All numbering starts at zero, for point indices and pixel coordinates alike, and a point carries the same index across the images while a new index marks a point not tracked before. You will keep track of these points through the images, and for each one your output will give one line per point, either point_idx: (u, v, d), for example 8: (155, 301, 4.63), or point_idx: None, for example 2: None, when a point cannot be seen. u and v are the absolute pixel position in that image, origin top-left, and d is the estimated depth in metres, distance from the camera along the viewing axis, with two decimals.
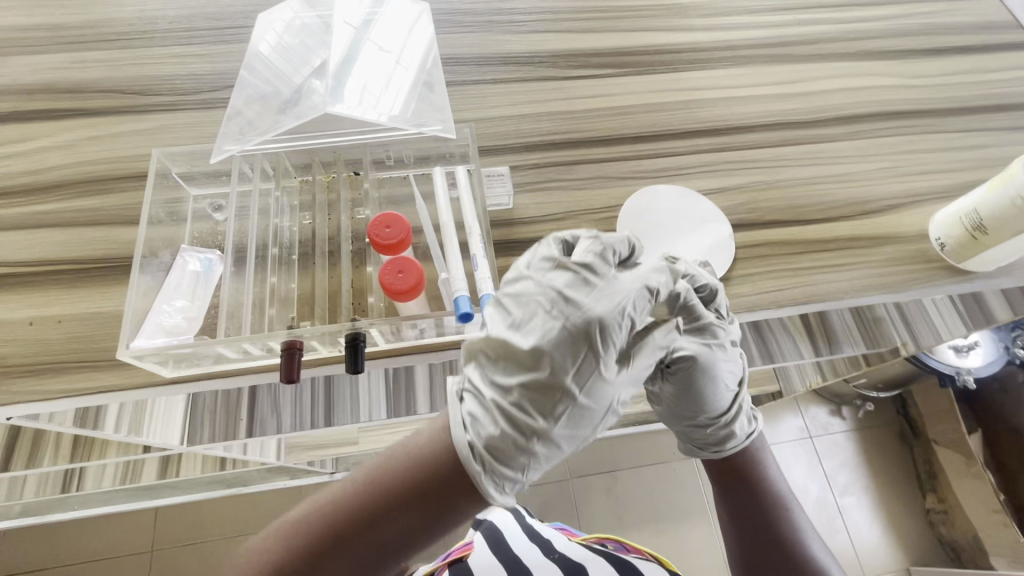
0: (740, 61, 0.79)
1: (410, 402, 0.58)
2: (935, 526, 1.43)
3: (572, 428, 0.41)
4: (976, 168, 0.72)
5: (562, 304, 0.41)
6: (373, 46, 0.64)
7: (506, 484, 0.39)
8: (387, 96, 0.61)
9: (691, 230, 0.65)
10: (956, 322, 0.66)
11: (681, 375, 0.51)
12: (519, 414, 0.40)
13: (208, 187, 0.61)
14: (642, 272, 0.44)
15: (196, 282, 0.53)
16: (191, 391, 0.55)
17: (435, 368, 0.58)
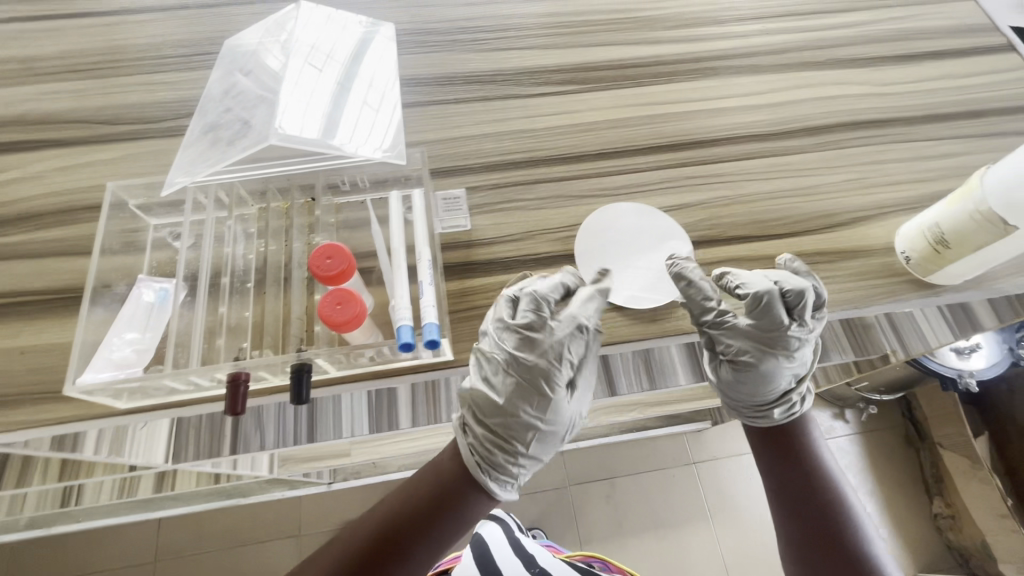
0: (707, 73, 0.79)
1: (392, 419, 0.58)
2: (943, 532, 1.38)
3: (544, 445, 0.55)
4: (946, 177, 0.71)
5: (516, 360, 0.53)
6: (359, 79, 0.66)
7: (506, 484, 0.54)
8: (379, 129, 0.62)
9: (648, 248, 0.65)
10: (944, 331, 0.64)
11: (744, 371, 0.57)
12: (501, 442, 0.53)
13: (166, 217, 0.62)
14: (571, 314, 0.54)
15: (149, 314, 0.54)
16: (175, 415, 0.55)
17: (417, 389, 0.59)
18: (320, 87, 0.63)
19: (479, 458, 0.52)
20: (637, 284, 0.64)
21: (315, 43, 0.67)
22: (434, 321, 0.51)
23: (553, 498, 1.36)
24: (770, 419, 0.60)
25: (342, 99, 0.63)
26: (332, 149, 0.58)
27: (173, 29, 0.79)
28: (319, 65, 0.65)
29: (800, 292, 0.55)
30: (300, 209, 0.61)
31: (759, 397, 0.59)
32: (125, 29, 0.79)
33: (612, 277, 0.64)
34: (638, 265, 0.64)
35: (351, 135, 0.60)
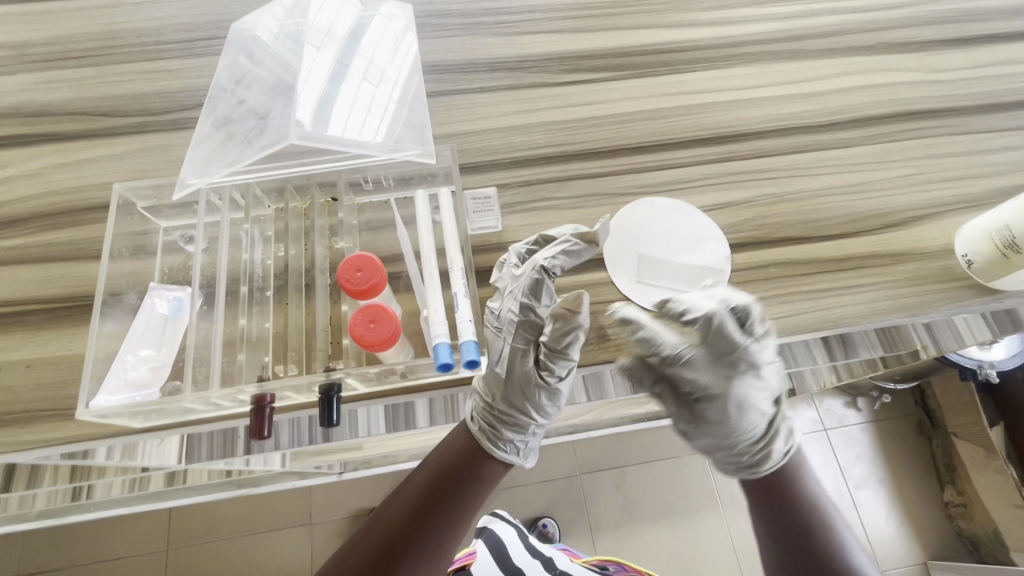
0: (748, 59, 0.73)
1: (409, 417, 0.54)
2: (954, 520, 1.30)
3: (530, 397, 0.51)
4: (1007, 172, 0.66)
5: (496, 311, 0.54)
6: (358, 57, 0.59)
7: (502, 443, 0.52)
8: (375, 115, 0.56)
9: (686, 252, 0.61)
10: (983, 332, 0.61)
11: (707, 403, 0.44)
12: (487, 397, 0.52)
13: (177, 219, 0.58)
14: (535, 261, 0.52)
15: (164, 328, 0.50)
16: (185, 432, 0.52)
17: (436, 401, 0.55)
18: (318, 67, 0.56)
19: (476, 418, 0.52)
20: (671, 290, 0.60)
21: (319, 25, 0.60)
22: (473, 338, 0.48)
23: (565, 488, 1.29)
24: (759, 460, 0.46)
25: (341, 79, 0.57)
26: (355, 149, 0.53)
27: (175, 11, 0.74)
28: (317, 42, 0.58)
29: (745, 310, 0.41)
30: (320, 210, 0.57)
31: (730, 436, 0.45)
32: (123, 12, 0.73)
33: (644, 280, 0.60)
34: (671, 270, 0.61)
35: (346, 124, 0.54)
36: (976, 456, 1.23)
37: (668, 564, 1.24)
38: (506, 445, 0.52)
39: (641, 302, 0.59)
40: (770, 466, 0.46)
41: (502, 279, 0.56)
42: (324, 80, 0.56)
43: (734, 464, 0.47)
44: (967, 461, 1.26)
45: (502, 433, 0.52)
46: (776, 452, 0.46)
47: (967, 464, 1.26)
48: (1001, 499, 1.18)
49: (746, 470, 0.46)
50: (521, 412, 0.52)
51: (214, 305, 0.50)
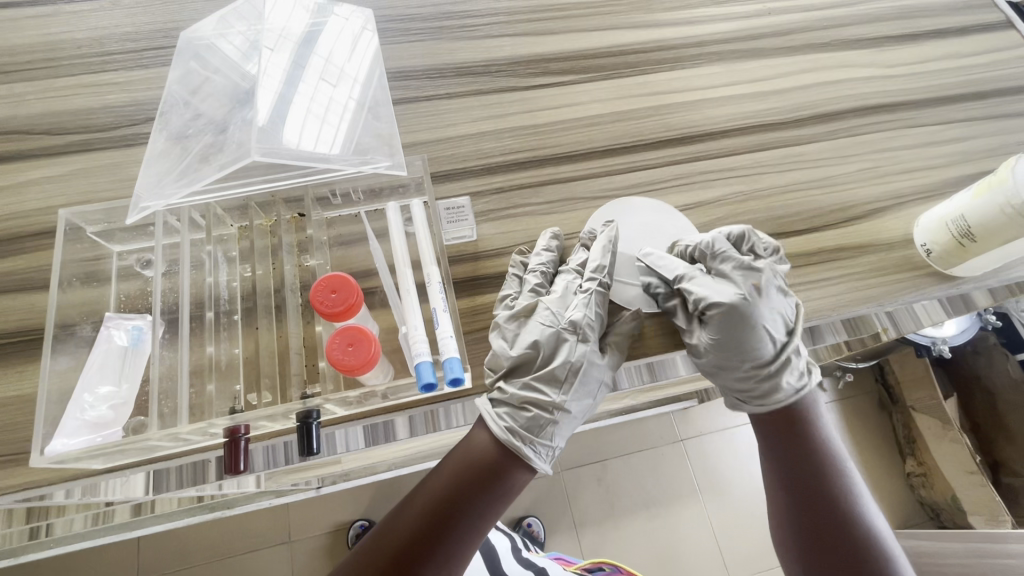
0: (711, 58, 0.74)
1: (388, 431, 0.53)
2: (916, 489, 1.37)
3: (579, 399, 0.52)
4: (958, 163, 0.69)
5: (550, 318, 0.53)
6: (316, 57, 0.57)
7: (545, 451, 0.50)
8: (334, 114, 0.54)
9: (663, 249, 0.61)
10: (940, 316, 0.64)
11: (723, 322, 0.51)
12: (545, 397, 0.50)
13: (133, 242, 0.54)
14: (598, 266, 0.55)
15: (123, 362, 0.47)
16: (151, 467, 0.49)
17: (415, 420, 0.53)
18: (271, 67, 0.53)
19: (520, 424, 0.49)
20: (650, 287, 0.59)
21: (277, 27, 0.57)
22: (456, 355, 0.46)
23: (549, 486, 1.29)
24: (771, 382, 0.53)
25: (296, 78, 0.54)
26: (323, 162, 0.50)
27: (116, 20, 0.69)
28: (271, 42, 0.55)
29: (773, 250, 0.56)
30: (287, 227, 0.55)
31: (740, 363, 0.53)
32: (60, 22, 0.69)
33: (622, 279, 0.59)
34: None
35: (303, 123, 0.51)
36: (936, 429, 1.27)
37: (653, 555, 1.25)
38: (543, 448, 0.50)
39: (620, 302, 0.58)
40: (767, 391, 0.53)
41: (526, 282, 0.57)
42: (279, 80, 0.53)
43: (750, 390, 0.55)
44: (927, 435, 1.30)
45: (552, 433, 0.51)
46: (789, 381, 0.53)
47: (927, 438, 1.30)
48: (954, 465, 1.22)
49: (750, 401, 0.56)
50: (573, 409, 0.52)
51: (178, 333, 0.47)
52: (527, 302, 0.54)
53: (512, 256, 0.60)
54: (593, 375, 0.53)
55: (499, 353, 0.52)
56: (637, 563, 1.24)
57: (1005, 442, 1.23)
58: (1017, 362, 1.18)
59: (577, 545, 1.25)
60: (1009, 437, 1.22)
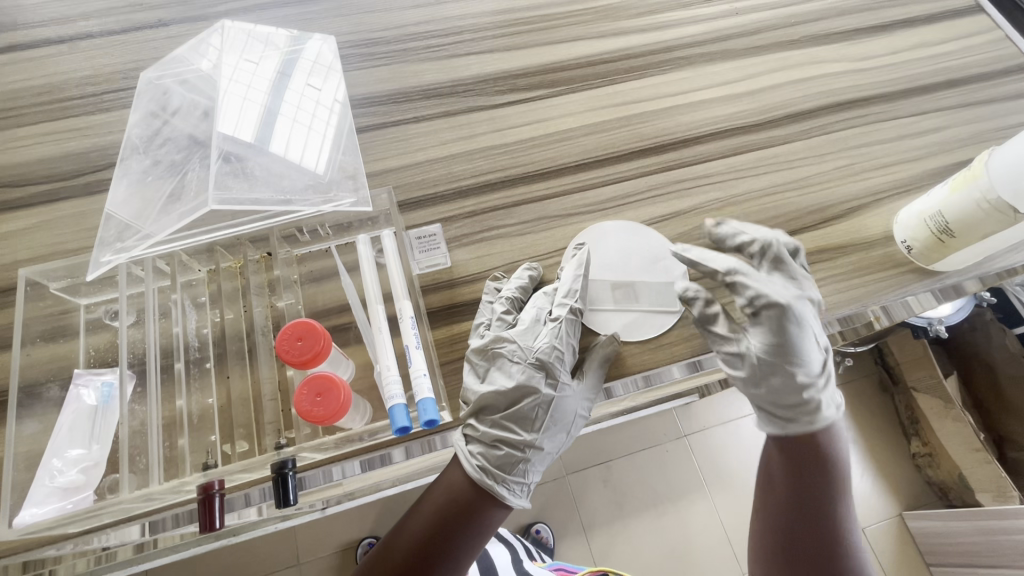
0: (680, 63, 0.74)
1: (385, 457, 0.51)
2: (922, 470, 1.36)
3: (550, 436, 0.53)
4: (934, 154, 0.69)
5: (519, 350, 0.53)
6: (304, 60, 0.61)
7: (516, 487, 0.51)
8: (320, 121, 0.57)
9: (641, 269, 0.60)
10: (931, 304, 0.62)
11: (772, 325, 0.51)
12: (515, 436, 0.51)
13: (98, 295, 0.53)
14: (566, 292, 0.55)
15: (94, 420, 0.46)
16: (146, 520, 0.49)
17: (413, 447, 0.52)
18: (258, 81, 0.56)
19: (486, 462, 0.50)
20: (627, 311, 0.58)
21: (234, 60, 0.56)
22: (430, 395, 0.45)
23: (555, 495, 1.27)
24: (814, 403, 0.52)
25: (282, 89, 0.56)
26: (283, 203, 0.50)
27: (74, 65, 0.69)
28: (256, 57, 0.58)
29: (794, 250, 0.57)
30: (255, 266, 0.54)
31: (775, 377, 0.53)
32: (18, 71, 0.68)
33: (599, 306, 0.58)
34: (625, 289, 0.59)
35: (289, 136, 0.54)
36: (936, 407, 1.26)
37: (663, 556, 1.24)
38: (516, 485, 0.51)
39: (602, 330, 0.57)
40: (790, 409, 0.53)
41: (494, 311, 0.56)
42: (265, 93, 0.55)
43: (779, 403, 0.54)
44: (929, 413, 1.28)
45: (525, 468, 0.51)
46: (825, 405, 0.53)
47: (930, 415, 1.28)
48: (960, 444, 1.21)
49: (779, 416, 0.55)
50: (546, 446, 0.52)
51: (146, 387, 0.46)
52: (495, 334, 0.53)
53: (486, 281, 0.59)
54: (565, 408, 0.53)
55: (469, 390, 0.52)
56: (648, 565, 1.23)
57: (1007, 419, 1.22)
58: (1015, 336, 1.18)
59: (588, 552, 1.24)
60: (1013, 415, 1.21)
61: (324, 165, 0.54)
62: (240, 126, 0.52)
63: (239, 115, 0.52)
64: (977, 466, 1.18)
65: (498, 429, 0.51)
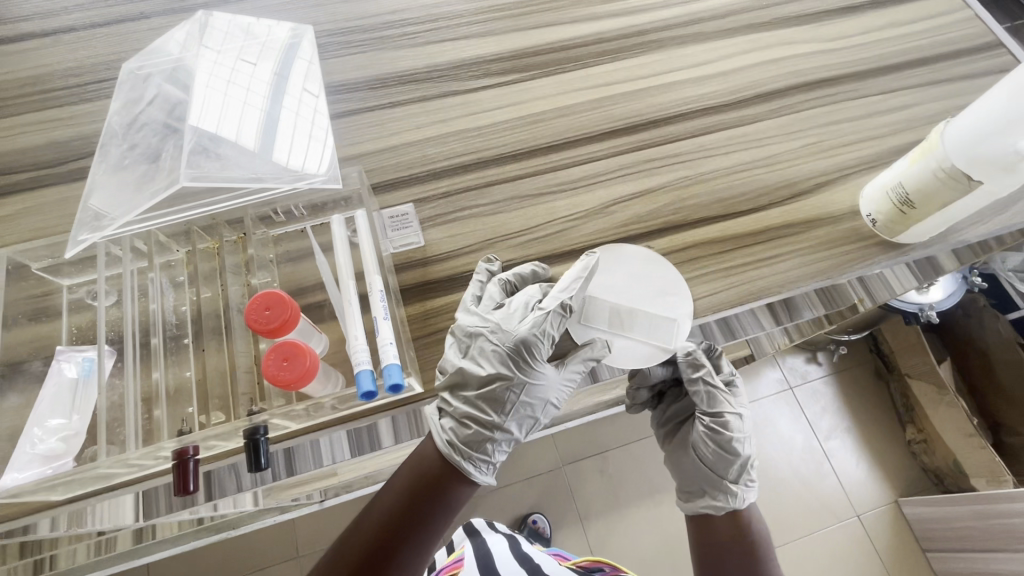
0: (653, 46, 0.75)
1: (373, 440, 0.54)
2: (917, 457, 1.36)
3: (520, 419, 0.54)
4: (903, 130, 0.70)
5: (499, 333, 0.53)
6: (300, 61, 0.62)
7: (483, 466, 0.52)
8: (319, 126, 0.58)
9: (645, 299, 0.57)
10: (908, 281, 0.64)
11: None
12: (485, 416, 0.52)
13: (80, 275, 0.55)
14: (559, 291, 0.54)
15: (74, 394, 0.48)
16: (137, 490, 0.51)
17: (398, 420, 0.55)
18: (235, 69, 0.57)
19: (454, 437, 0.52)
20: (619, 337, 0.56)
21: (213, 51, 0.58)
22: (396, 361, 0.47)
23: (549, 483, 1.29)
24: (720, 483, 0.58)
25: (271, 77, 0.59)
26: (254, 180, 0.51)
27: (58, 57, 0.70)
28: (254, 57, 0.59)
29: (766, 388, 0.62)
30: (232, 247, 0.56)
31: (722, 473, 0.58)
32: (4, 64, 0.69)
33: (594, 324, 0.57)
34: (623, 308, 0.57)
35: (261, 117, 0.55)
36: (929, 393, 1.26)
37: (656, 542, 1.25)
38: (482, 463, 0.52)
39: (588, 326, 0.57)
40: (714, 506, 0.58)
41: (486, 292, 0.57)
42: (264, 96, 0.56)
43: (705, 486, 0.60)
44: (924, 401, 1.28)
45: (493, 449, 0.52)
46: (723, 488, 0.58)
47: (924, 403, 1.28)
48: (954, 430, 1.21)
49: (693, 493, 0.61)
50: (515, 430, 0.53)
51: (124, 363, 0.48)
52: (481, 317, 0.54)
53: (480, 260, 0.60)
54: (538, 392, 0.54)
55: (450, 362, 0.54)
56: (641, 552, 1.24)
57: (1000, 404, 1.24)
58: (1008, 321, 1.20)
59: (582, 538, 1.25)
60: (1005, 397, 1.22)
61: (315, 150, 0.56)
62: (242, 134, 0.53)
63: (239, 122, 0.54)
64: (973, 453, 1.18)
65: (469, 406, 0.53)
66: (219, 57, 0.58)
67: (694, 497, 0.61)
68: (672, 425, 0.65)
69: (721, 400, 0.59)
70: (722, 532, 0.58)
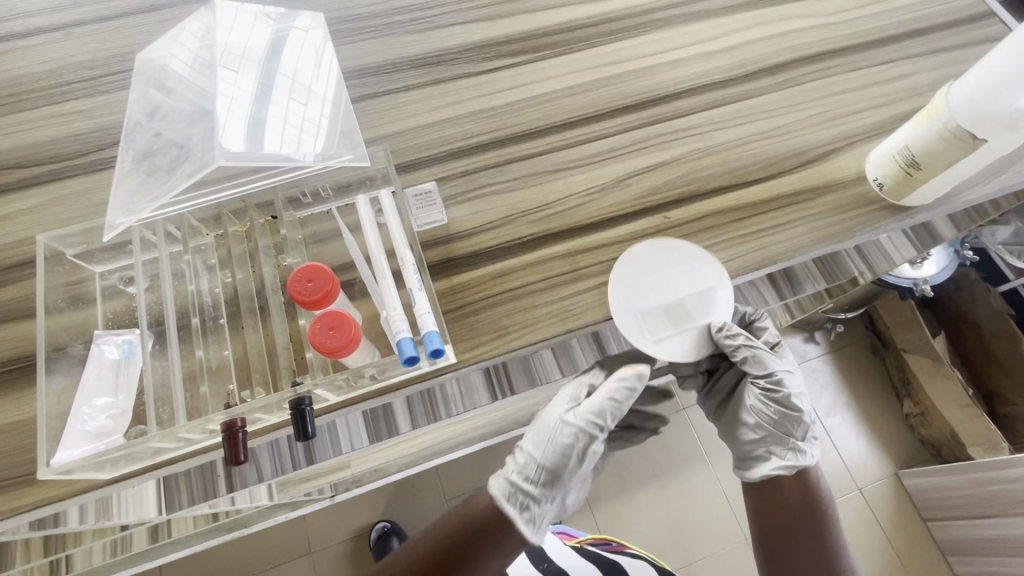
0: (659, 25, 0.76)
1: (390, 425, 0.56)
2: (916, 430, 1.39)
3: (564, 477, 0.59)
4: (903, 99, 0.72)
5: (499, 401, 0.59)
6: (281, 77, 0.58)
7: (537, 522, 0.57)
8: (320, 125, 0.56)
9: (682, 285, 0.58)
10: (906, 248, 0.67)
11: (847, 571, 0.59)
12: (536, 480, 0.58)
13: (112, 262, 0.56)
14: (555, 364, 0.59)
15: (119, 374, 0.49)
16: (161, 475, 0.52)
17: (413, 400, 0.57)
18: (245, 64, 0.57)
19: (511, 498, 0.57)
20: (686, 331, 0.58)
21: (227, 43, 0.57)
22: (434, 328, 0.49)
23: None
24: (785, 439, 0.60)
25: (271, 75, 0.57)
26: (284, 163, 0.52)
27: (71, 50, 0.71)
28: (236, 65, 0.56)
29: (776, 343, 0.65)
30: (261, 230, 0.57)
31: (787, 431, 0.60)
32: (18, 58, 0.70)
33: (661, 332, 0.57)
34: (670, 301, 0.58)
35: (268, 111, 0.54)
36: (924, 364, 1.30)
37: (664, 522, 1.28)
38: (537, 520, 0.57)
39: (654, 332, 0.56)
40: (784, 463, 0.60)
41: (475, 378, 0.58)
42: (248, 104, 0.54)
43: (769, 447, 0.62)
44: (920, 373, 1.31)
45: (545, 511, 0.58)
46: (782, 451, 0.60)
47: (920, 376, 1.31)
48: (951, 402, 1.25)
49: (757, 458, 0.62)
50: (566, 489, 0.59)
51: (167, 342, 0.49)
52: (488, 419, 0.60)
53: (500, 240, 0.62)
54: (574, 448, 0.59)
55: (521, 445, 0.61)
56: (648, 533, 1.27)
57: (996, 374, 1.27)
58: (999, 294, 1.25)
59: (592, 522, 1.27)
60: (998, 368, 1.26)
61: (318, 146, 0.55)
62: (226, 132, 0.51)
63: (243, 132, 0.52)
64: (969, 422, 1.21)
65: (521, 472, 0.59)
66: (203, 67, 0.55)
67: (758, 461, 0.62)
68: (721, 397, 0.67)
69: (768, 362, 0.61)
70: (790, 496, 0.59)
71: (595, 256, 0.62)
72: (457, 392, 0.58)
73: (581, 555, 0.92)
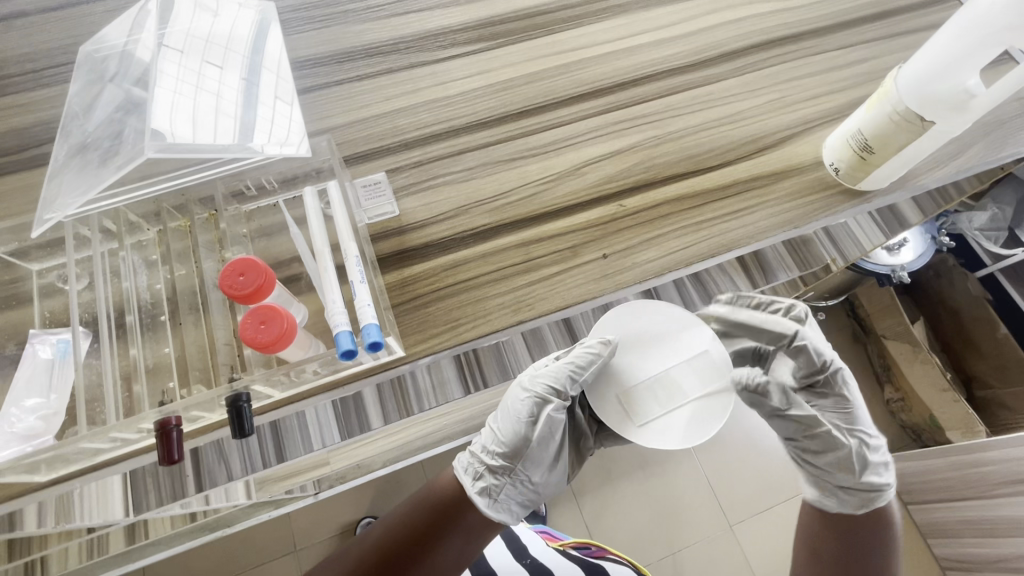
0: (618, 10, 0.75)
1: (362, 421, 0.55)
2: (897, 415, 1.40)
3: (527, 455, 0.59)
4: (862, 83, 0.72)
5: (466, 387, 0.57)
6: (266, 73, 0.58)
7: (495, 500, 0.58)
8: (295, 123, 0.56)
9: (671, 357, 0.57)
10: (874, 231, 0.65)
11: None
12: (499, 453, 0.59)
13: (49, 260, 0.54)
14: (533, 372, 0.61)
15: (51, 374, 0.48)
16: (126, 469, 0.51)
17: (383, 388, 0.56)
18: (216, 57, 0.56)
19: (471, 471, 0.59)
20: (676, 410, 0.55)
21: (197, 33, 0.57)
22: (374, 321, 0.48)
23: None
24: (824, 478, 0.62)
25: (255, 71, 0.57)
26: (224, 154, 0.50)
27: (13, 42, 0.68)
28: (219, 60, 0.56)
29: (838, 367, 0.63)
30: (204, 225, 0.55)
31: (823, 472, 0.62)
32: None
33: (648, 415, 0.55)
34: (658, 380, 0.56)
35: (247, 104, 0.54)
36: (905, 351, 1.30)
37: (647, 513, 1.28)
38: (496, 497, 0.58)
39: (640, 416, 0.55)
40: (826, 506, 0.62)
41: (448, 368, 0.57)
42: (235, 103, 0.54)
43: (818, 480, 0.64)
44: (899, 360, 1.32)
45: (508, 488, 0.58)
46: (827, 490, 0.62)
47: (899, 362, 1.31)
48: (930, 385, 1.25)
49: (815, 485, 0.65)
50: (531, 468, 0.59)
51: (100, 342, 0.47)
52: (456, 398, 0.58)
53: (452, 231, 0.61)
54: (535, 423, 0.59)
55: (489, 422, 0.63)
56: (631, 524, 1.27)
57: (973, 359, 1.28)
58: (976, 279, 1.25)
59: (577, 515, 1.28)
60: (976, 352, 1.26)
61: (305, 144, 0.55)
62: (215, 129, 0.51)
63: (192, 127, 0.50)
64: (946, 405, 1.22)
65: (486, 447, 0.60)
66: (183, 59, 0.54)
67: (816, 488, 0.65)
68: None
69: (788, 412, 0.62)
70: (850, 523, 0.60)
71: (549, 246, 0.61)
72: (429, 385, 0.56)
73: (559, 551, 0.92)
